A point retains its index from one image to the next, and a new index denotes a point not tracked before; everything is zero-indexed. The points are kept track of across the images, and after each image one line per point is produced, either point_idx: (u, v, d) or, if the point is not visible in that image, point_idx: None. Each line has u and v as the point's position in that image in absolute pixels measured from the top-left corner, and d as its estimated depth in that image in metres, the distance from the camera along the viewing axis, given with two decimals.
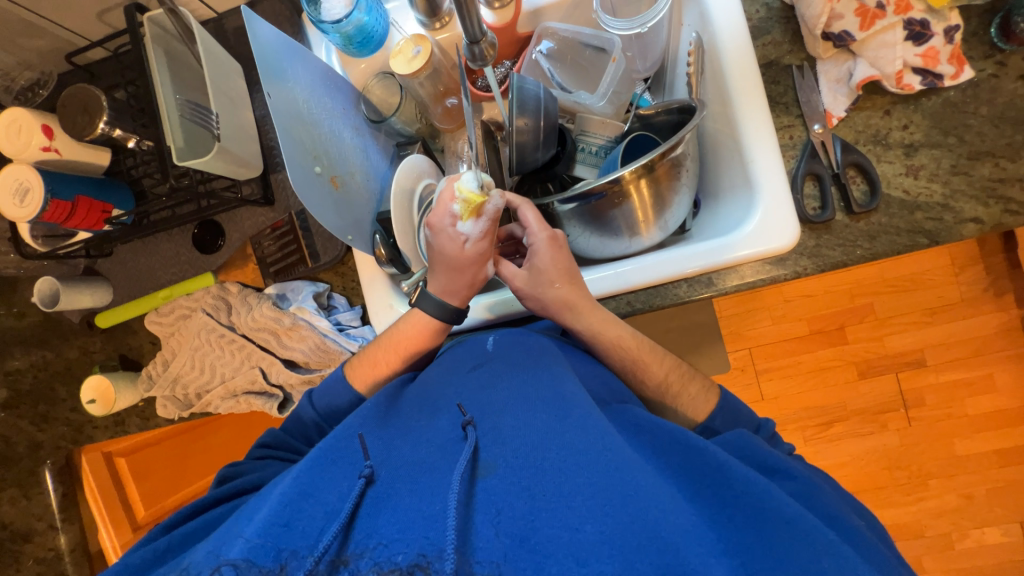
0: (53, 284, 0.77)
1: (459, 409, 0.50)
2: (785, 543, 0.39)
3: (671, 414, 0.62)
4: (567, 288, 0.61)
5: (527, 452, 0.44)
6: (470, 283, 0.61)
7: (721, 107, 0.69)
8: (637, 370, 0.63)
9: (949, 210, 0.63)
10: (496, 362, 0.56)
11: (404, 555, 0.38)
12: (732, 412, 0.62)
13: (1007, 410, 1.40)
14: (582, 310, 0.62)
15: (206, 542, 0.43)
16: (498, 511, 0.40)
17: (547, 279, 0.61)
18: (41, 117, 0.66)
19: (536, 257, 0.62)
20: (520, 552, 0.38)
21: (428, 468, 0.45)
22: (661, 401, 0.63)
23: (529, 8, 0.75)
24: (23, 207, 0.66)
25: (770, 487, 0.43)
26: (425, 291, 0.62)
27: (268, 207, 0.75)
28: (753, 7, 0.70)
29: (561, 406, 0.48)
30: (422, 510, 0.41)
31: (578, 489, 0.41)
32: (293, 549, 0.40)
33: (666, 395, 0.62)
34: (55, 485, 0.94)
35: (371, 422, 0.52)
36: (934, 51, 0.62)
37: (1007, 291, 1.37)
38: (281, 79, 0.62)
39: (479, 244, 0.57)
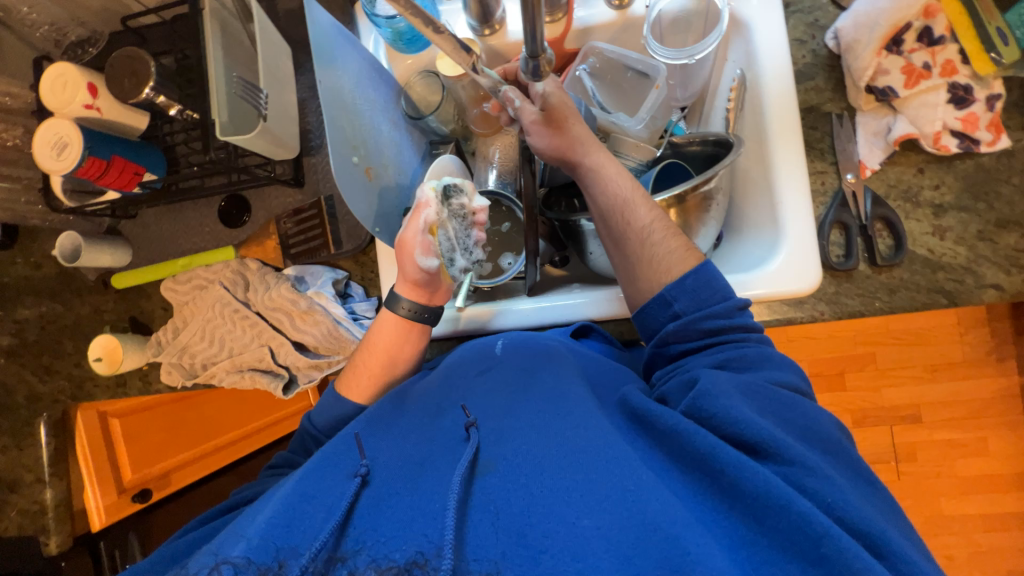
0: (75, 239, 0.77)
1: (464, 410, 0.51)
2: (775, 525, 0.40)
3: (641, 285, 0.60)
4: (581, 125, 0.65)
5: (525, 450, 0.45)
6: (403, 271, 0.64)
7: (758, 145, 0.70)
8: (634, 210, 0.61)
9: (971, 273, 0.63)
10: (503, 369, 0.56)
11: (401, 552, 0.38)
12: (707, 277, 0.57)
13: (998, 476, 1.40)
14: (592, 146, 0.64)
15: (205, 548, 0.43)
16: (497, 509, 0.41)
17: (561, 113, 0.64)
18: (88, 76, 0.67)
19: (549, 94, 0.64)
20: (518, 549, 0.39)
21: (429, 465, 0.46)
22: (642, 248, 0.60)
23: (579, 26, 0.75)
24: (59, 160, 0.66)
25: (764, 470, 0.42)
26: (395, 291, 0.66)
27: (298, 188, 0.76)
28: (799, 52, 0.70)
29: (558, 405, 0.49)
30: (421, 507, 0.42)
31: (574, 488, 0.42)
32: (293, 548, 0.40)
33: (650, 238, 0.59)
34: (48, 438, 0.89)
35: (374, 422, 0.53)
36: (974, 116, 0.63)
37: (1010, 357, 1.38)
38: (331, 66, 0.63)
39: (409, 227, 0.62)
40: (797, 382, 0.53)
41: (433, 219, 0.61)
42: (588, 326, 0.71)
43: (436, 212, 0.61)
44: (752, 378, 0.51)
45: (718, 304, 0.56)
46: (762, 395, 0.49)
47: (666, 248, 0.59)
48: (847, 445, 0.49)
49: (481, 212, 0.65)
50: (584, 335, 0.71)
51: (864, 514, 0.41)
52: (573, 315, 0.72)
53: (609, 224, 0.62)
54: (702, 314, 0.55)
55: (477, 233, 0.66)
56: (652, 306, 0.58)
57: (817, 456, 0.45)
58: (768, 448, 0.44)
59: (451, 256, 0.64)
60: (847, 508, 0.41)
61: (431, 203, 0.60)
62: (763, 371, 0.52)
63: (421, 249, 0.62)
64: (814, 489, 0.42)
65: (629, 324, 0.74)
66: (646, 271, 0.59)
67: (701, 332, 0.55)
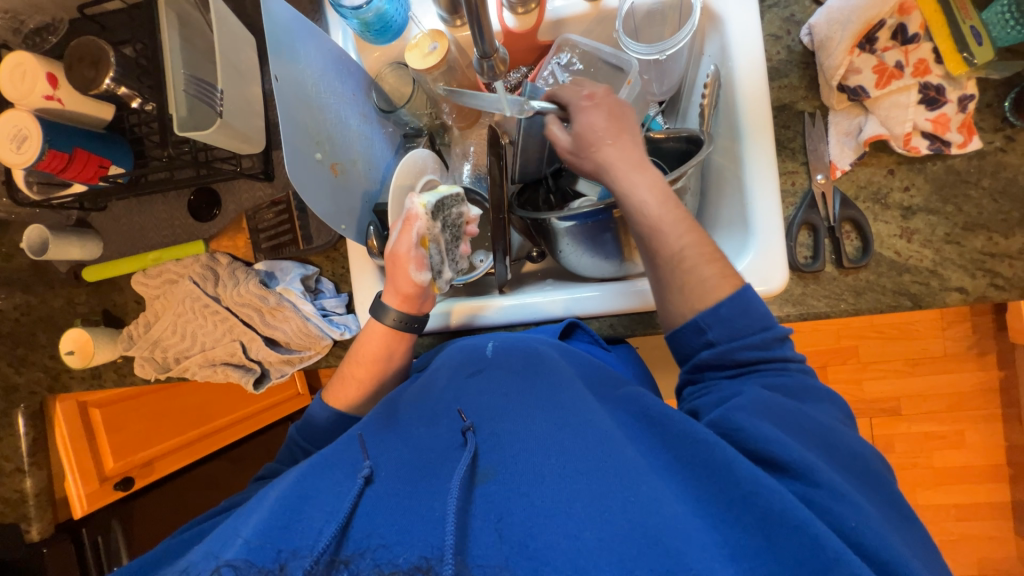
0: (42, 233, 0.77)
1: (460, 414, 0.52)
2: (784, 541, 0.39)
3: (673, 308, 0.58)
4: (617, 148, 0.62)
5: (529, 457, 0.46)
6: (395, 283, 0.64)
7: (730, 143, 0.69)
8: (661, 237, 0.58)
9: (937, 276, 0.63)
10: (497, 369, 0.57)
11: (406, 557, 0.39)
12: (745, 304, 0.53)
13: (972, 467, 1.43)
14: (629, 166, 0.61)
15: (204, 544, 0.44)
16: (499, 517, 0.42)
17: (590, 138, 0.63)
18: (47, 66, 0.65)
19: (580, 119, 0.65)
20: (520, 560, 0.39)
21: (428, 471, 0.47)
22: (674, 274, 0.57)
23: (552, 17, 0.74)
24: (19, 153, 0.65)
25: (779, 486, 0.42)
26: (381, 301, 0.66)
27: (267, 181, 0.75)
28: (774, 48, 0.69)
29: (564, 413, 0.50)
30: (420, 514, 0.43)
31: (577, 497, 0.42)
32: (293, 549, 0.41)
33: (682, 264, 0.56)
34: (26, 429, 0.89)
35: (376, 424, 0.54)
36: (944, 117, 0.62)
37: (990, 352, 1.38)
38: (291, 58, 0.61)
39: (401, 241, 0.62)
40: (836, 416, 0.51)
41: (426, 231, 0.62)
42: (574, 324, 0.70)
43: (428, 225, 0.63)
44: (798, 407, 0.49)
45: (756, 333, 0.53)
46: (795, 417, 0.48)
47: (699, 275, 0.56)
48: (873, 463, 0.49)
49: (472, 224, 0.71)
50: (569, 334, 0.71)
51: (882, 538, 0.41)
52: (547, 313, 0.72)
53: (640, 247, 0.61)
54: (738, 345, 0.53)
55: (466, 245, 0.70)
56: (684, 330, 0.56)
57: (838, 476, 0.45)
58: (791, 469, 0.44)
59: (440, 268, 0.66)
60: (870, 537, 0.40)
61: (423, 217, 0.62)
62: (807, 401, 0.51)
63: (414, 262, 0.62)
64: (829, 509, 0.42)
65: (599, 322, 0.75)
66: (677, 297, 0.57)
67: (734, 361, 0.53)
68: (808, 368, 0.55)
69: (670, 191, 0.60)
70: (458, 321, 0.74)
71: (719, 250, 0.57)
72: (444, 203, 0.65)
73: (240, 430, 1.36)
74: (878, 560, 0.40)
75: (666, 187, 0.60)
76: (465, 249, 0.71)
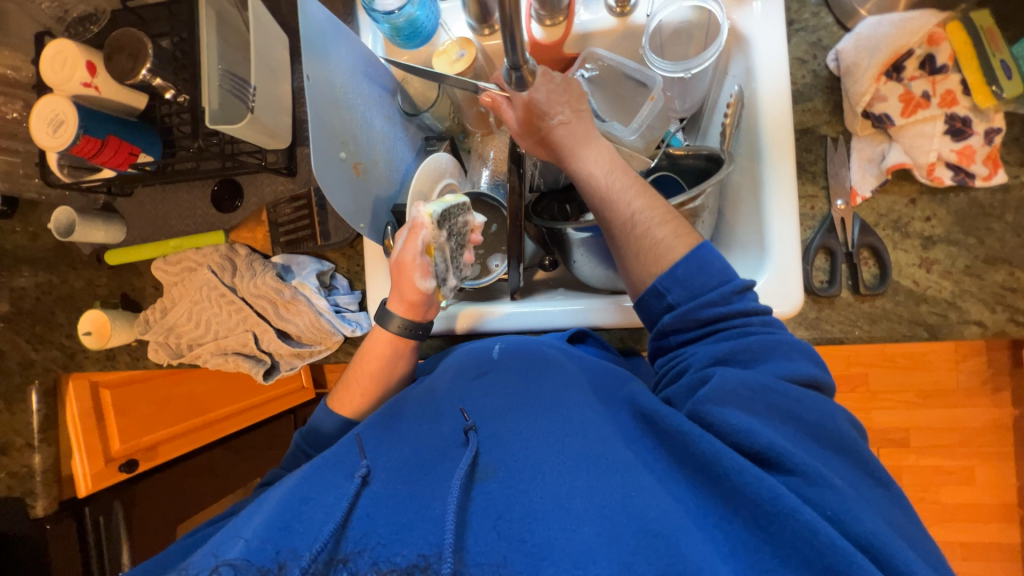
0: (70, 215, 0.78)
1: (463, 414, 0.52)
2: (778, 533, 0.39)
3: (636, 276, 0.58)
4: (565, 127, 0.65)
5: (527, 455, 0.46)
6: (401, 290, 0.65)
7: (750, 163, 0.69)
8: (615, 206, 0.60)
9: (955, 308, 0.62)
10: (500, 371, 0.57)
11: (403, 556, 0.39)
12: (700, 263, 0.54)
13: (981, 506, 1.40)
14: (579, 146, 0.64)
15: (204, 547, 0.45)
16: (497, 513, 0.42)
17: (542, 124, 0.66)
18: (87, 54, 0.68)
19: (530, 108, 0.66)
20: (519, 556, 0.39)
21: (428, 469, 0.47)
22: (629, 240, 0.58)
23: (579, 30, 0.75)
24: (55, 137, 0.67)
25: (767, 477, 0.41)
26: (386, 308, 0.67)
27: (289, 176, 0.76)
28: (800, 71, 0.69)
29: (560, 409, 0.50)
30: (420, 512, 0.43)
31: (575, 493, 0.42)
32: (292, 549, 0.41)
33: (637, 228, 0.58)
34: (39, 405, 0.92)
35: (376, 425, 0.54)
36: (970, 149, 0.62)
37: (1005, 388, 1.36)
38: (322, 59, 0.63)
39: (407, 249, 0.62)
40: (810, 372, 0.50)
41: (430, 240, 0.62)
42: (585, 332, 0.71)
43: (433, 234, 0.63)
44: (758, 375, 0.48)
45: (714, 290, 0.53)
46: (766, 393, 0.47)
47: (652, 237, 0.56)
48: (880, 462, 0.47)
49: (476, 229, 0.71)
50: (580, 341, 0.71)
51: (866, 523, 0.40)
52: (557, 322, 0.72)
53: (599, 221, 0.63)
54: (696, 304, 0.53)
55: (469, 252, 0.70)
56: (647, 297, 0.56)
57: (826, 465, 0.44)
58: (772, 458, 0.43)
59: (445, 276, 0.66)
60: (852, 520, 0.40)
61: (429, 227, 0.61)
62: (773, 361, 0.50)
63: (419, 271, 0.63)
64: (815, 499, 0.41)
65: (609, 334, 0.75)
66: (636, 264, 0.58)
67: (697, 321, 0.53)
68: (776, 323, 0.53)
69: (619, 159, 0.64)
70: (468, 326, 0.74)
71: (672, 210, 0.58)
72: (450, 212, 0.64)
73: (245, 419, 1.35)
74: (865, 545, 0.39)
75: (615, 155, 0.64)
76: (469, 257, 0.71)
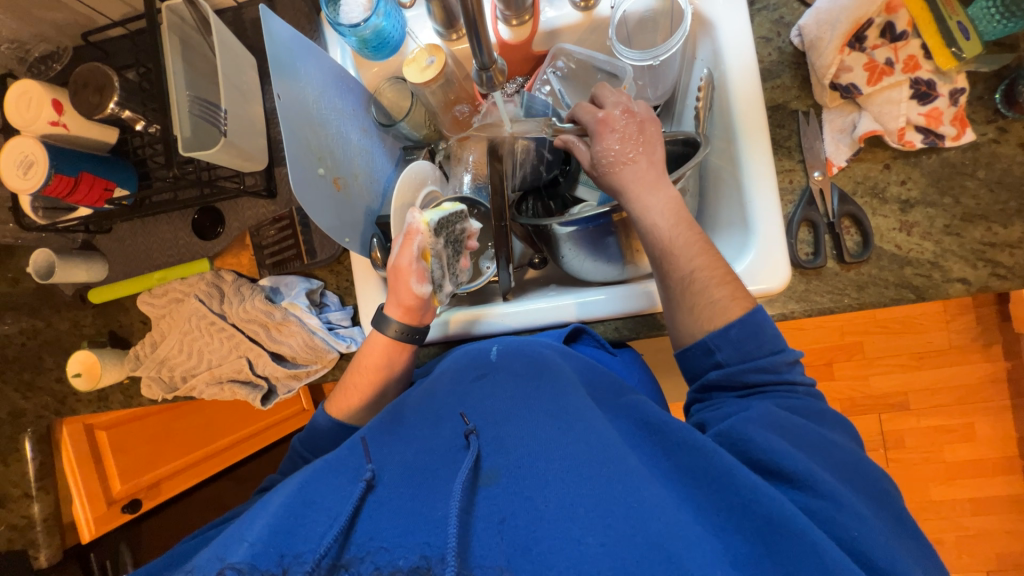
0: (49, 256, 0.78)
1: (464, 418, 0.51)
2: (784, 547, 0.39)
3: (684, 327, 0.58)
4: (634, 169, 0.62)
5: (532, 462, 0.46)
6: (397, 295, 0.65)
7: (726, 144, 0.70)
8: (675, 259, 0.58)
9: (938, 268, 0.64)
10: (502, 373, 0.57)
11: (406, 559, 0.40)
12: (754, 327, 0.54)
13: (985, 460, 1.42)
14: (645, 189, 0.61)
15: (209, 547, 0.44)
16: (501, 519, 0.42)
17: (608, 162, 0.63)
18: (52, 92, 0.67)
19: (597, 143, 0.63)
20: (521, 561, 0.39)
21: (430, 472, 0.47)
22: (685, 295, 0.58)
23: (546, 27, 0.75)
24: (26, 179, 0.66)
25: (778, 495, 0.43)
26: (384, 313, 0.66)
27: (270, 198, 0.76)
28: (765, 50, 0.70)
29: (568, 417, 0.50)
30: (422, 513, 0.43)
31: (581, 502, 0.42)
32: (295, 554, 0.41)
33: (694, 287, 0.57)
34: (34, 453, 0.89)
35: (379, 428, 0.54)
36: (937, 111, 0.63)
37: (996, 343, 1.38)
38: (292, 77, 0.63)
39: (402, 255, 0.63)
40: (846, 440, 0.51)
41: (427, 246, 0.63)
42: (580, 329, 0.70)
43: (428, 240, 0.63)
44: (802, 423, 0.50)
45: (765, 356, 0.54)
46: (797, 430, 0.49)
47: (709, 297, 0.56)
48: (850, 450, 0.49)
49: (474, 238, 0.70)
50: (575, 339, 0.71)
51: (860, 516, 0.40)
52: (553, 320, 0.72)
53: (652, 267, 0.61)
54: (748, 366, 0.53)
55: (466, 258, 0.70)
56: (693, 351, 0.57)
57: (840, 488, 0.45)
58: (779, 471, 0.45)
59: (442, 282, 0.67)
60: (864, 541, 0.41)
61: (424, 232, 0.62)
62: (817, 424, 0.51)
63: (416, 275, 0.63)
64: (813, 508, 0.43)
65: (605, 326, 0.75)
66: (687, 317, 0.58)
67: (742, 382, 0.54)
68: (817, 392, 0.55)
69: (684, 211, 0.61)
70: (464, 328, 0.74)
71: (732, 272, 0.57)
72: (448, 220, 0.65)
73: (246, 447, 1.35)
74: (857, 556, 0.41)
75: (681, 209, 0.61)
76: (466, 263, 0.72)
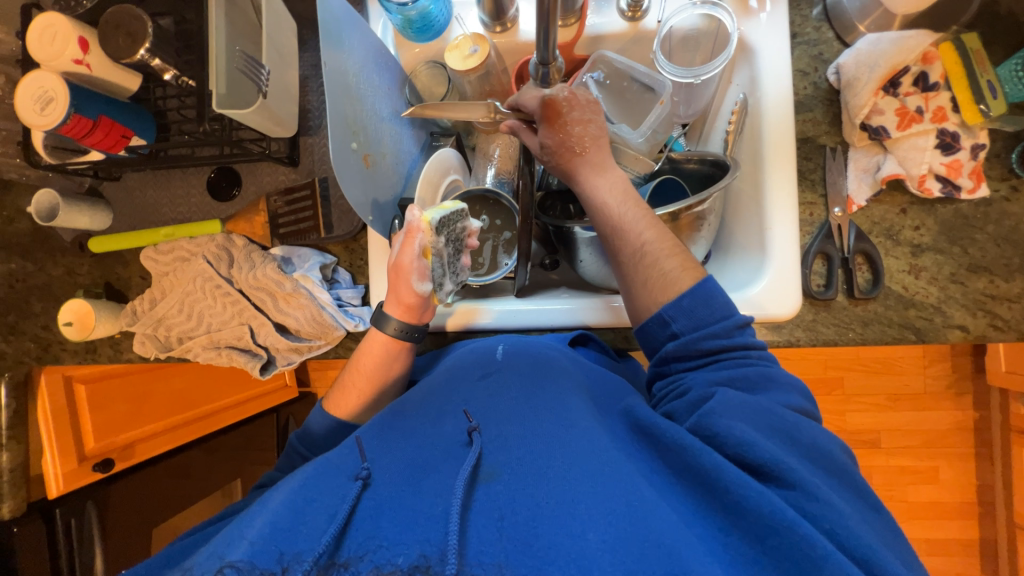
0: (52, 198, 0.75)
1: (466, 415, 0.51)
2: (778, 545, 0.39)
3: (639, 302, 0.60)
4: (581, 157, 0.64)
5: (532, 460, 0.45)
6: (397, 293, 0.64)
7: (753, 170, 0.72)
8: (625, 234, 0.60)
9: (940, 313, 0.66)
10: (506, 372, 0.58)
11: (405, 556, 0.38)
12: (705, 297, 0.56)
13: (944, 503, 1.47)
14: (593, 173, 0.64)
15: (207, 548, 0.43)
16: (501, 515, 0.41)
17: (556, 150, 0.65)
18: (80, 29, 0.64)
19: (548, 132, 0.64)
20: (522, 558, 0.38)
21: (429, 468, 0.46)
22: (637, 269, 0.59)
23: (591, 33, 0.76)
24: (42, 115, 0.63)
25: (767, 490, 0.42)
26: (384, 311, 0.66)
27: (292, 166, 0.75)
28: (801, 82, 0.72)
29: (564, 418, 0.50)
30: (423, 510, 0.42)
31: (581, 499, 0.42)
32: (295, 552, 0.39)
33: (645, 259, 0.59)
34: (8, 399, 0.87)
35: (377, 427, 0.53)
36: (958, 163, 0.65)
37: (967, 392, 1.44)
38: (337, 47, 0.61)
39: (403, 254, 0.61)
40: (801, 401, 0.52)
41: (425, 245, 0.61)
42: (586, 334, 0.72)
43: (430, 239, 0.61)
44: (766, 403, 0.50)
45: (717, 323, 0.55)
46: (767, 415, 0.48)
47: (661, 269, 0.58)
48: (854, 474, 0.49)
49: (473, 235, 0.68)
50: (582, 343, 0.72)
51: (854, 532, 0.41)
52: (565, 322, 0.73)
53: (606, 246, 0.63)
54: (701, 335, 0.54)
55: (467, 257, 0.69)
56: (650, 323, 0.58)
57: (817, 478, 0.45)
58: (770, 470, 0.44)
59: (442, 280, 0.65)
60: (858, 539, 0.40)
61: (425, 231, 0.60)
62: (771, 392, 0.52)
63: (416, 275, 0.62)
64: (813, 513, 0.41)
65: (613, 333, 0.75)
66: (641, 292, 0.59)
67: (700, 352, 0.54)
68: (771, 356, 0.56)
69: (632, 188, 0.64)
70: (473, 321, 0.73)
71: (679, 244, 0.59)
72: (450, 219, 0.62)
73: (226, 417, 1.33)
74: (857, 556, 0.40)
75: (627, 185, 0.64)
76: (466, 262, 0.70)
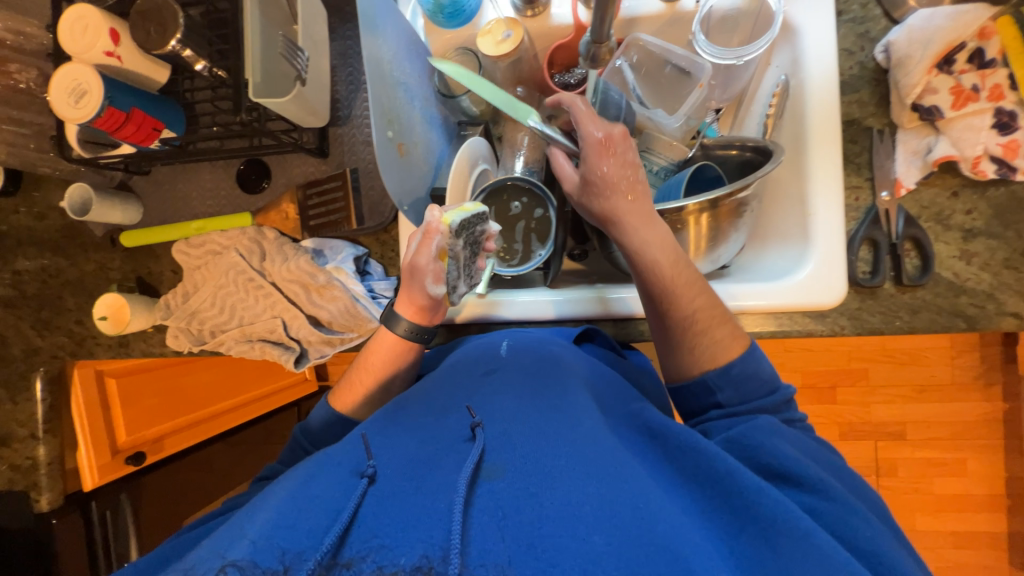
0: (86, 193, 0.74)
1: (470, 411, 0.48)
2: (788, 551, 0.38)
3: (684, 367, 0.58)
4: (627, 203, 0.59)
5: (538, 458, 0.42)
6: (411, 293, 0.63)
7: (795, 154, 0.70)
8: (677, 300, 0.57)
9: (993, 300, 0.64)
10: (510, 368, 0.56)
11: (407, 557, 0.35)
12: (753, 369, 0.55)
13: (971, 495, 1.45)
14: (639, 225, 0.59)
15: (207, 544, 0.40)
16: (504, 515, 0.37)
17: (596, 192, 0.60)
18: (109, 21, 0.63)
19: (592, 165, 0.59)
20: (526, 559, 0.34)
21: (427, 463, 0.42)
22: (686, 334, 0.58)
23: (625, 15, 0.73)
24: (77, 108, 0.63)
25: (780, 497, 0.42)
26: (395, 310, 0.64)
27: (321, 158, 0.73)
28: (847, 62, 0.69)
29: (569, 415, 0.48)
30: (424, 508, 0.38)
31: (588, 499, 0.39)
32: (297, 550, 0.36)
33: (696, 328, 0.57)
34: (43, 394, 0.86)
35: (380, 421, 0.50)
36: (1016, 143, 0.63)
37: (997, 383, 1.41)
38: (373, 33, 0.60)
39: (419, 254, 0.59)
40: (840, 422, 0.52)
41: (442, 247, 0.58)
42: (593, 329, 0.70)
43: (447, 240, 0.58)
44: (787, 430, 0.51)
45: (763, 398, 0.55)
46: (803, 443, 0.50)
47: (711, 338, 0.57)
48: None
49: (490, 238, 0.67)
50: (589, 339, 0.70)
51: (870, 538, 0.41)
52: (596, 313, 0.72)
53: (649, 304, 0.60)
54: (747, 410, 0.54)
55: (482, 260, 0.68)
56: (693, 392, 0.57)
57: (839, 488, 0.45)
58: (792, 479, 0.45)
59: (456, 282, 0.64)
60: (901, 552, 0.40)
61: (443, 232, 0.57)
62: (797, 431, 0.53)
63: (431, 277, 0.59)
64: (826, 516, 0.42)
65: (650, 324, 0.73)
66: (687, 359, 0.58)
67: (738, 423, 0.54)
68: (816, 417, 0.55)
69: (681, 254, 0.59)
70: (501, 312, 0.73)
71: (728, 315, 0.58)
72: (470, 222, 0.61)
73: (245, 412, 1.33)
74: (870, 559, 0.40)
75: (674, 245, 0.59)
76: (481, 264, 0.69)
